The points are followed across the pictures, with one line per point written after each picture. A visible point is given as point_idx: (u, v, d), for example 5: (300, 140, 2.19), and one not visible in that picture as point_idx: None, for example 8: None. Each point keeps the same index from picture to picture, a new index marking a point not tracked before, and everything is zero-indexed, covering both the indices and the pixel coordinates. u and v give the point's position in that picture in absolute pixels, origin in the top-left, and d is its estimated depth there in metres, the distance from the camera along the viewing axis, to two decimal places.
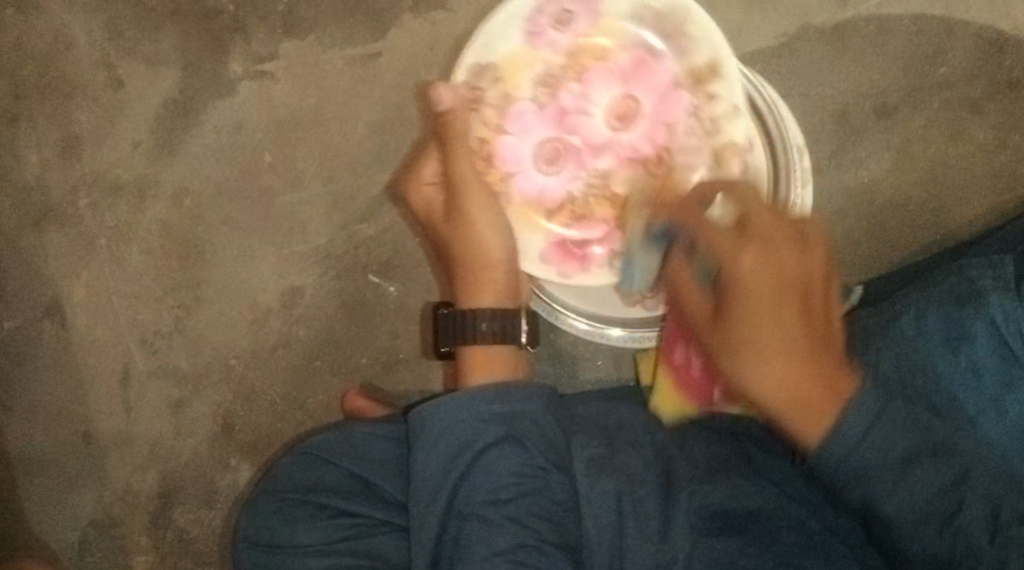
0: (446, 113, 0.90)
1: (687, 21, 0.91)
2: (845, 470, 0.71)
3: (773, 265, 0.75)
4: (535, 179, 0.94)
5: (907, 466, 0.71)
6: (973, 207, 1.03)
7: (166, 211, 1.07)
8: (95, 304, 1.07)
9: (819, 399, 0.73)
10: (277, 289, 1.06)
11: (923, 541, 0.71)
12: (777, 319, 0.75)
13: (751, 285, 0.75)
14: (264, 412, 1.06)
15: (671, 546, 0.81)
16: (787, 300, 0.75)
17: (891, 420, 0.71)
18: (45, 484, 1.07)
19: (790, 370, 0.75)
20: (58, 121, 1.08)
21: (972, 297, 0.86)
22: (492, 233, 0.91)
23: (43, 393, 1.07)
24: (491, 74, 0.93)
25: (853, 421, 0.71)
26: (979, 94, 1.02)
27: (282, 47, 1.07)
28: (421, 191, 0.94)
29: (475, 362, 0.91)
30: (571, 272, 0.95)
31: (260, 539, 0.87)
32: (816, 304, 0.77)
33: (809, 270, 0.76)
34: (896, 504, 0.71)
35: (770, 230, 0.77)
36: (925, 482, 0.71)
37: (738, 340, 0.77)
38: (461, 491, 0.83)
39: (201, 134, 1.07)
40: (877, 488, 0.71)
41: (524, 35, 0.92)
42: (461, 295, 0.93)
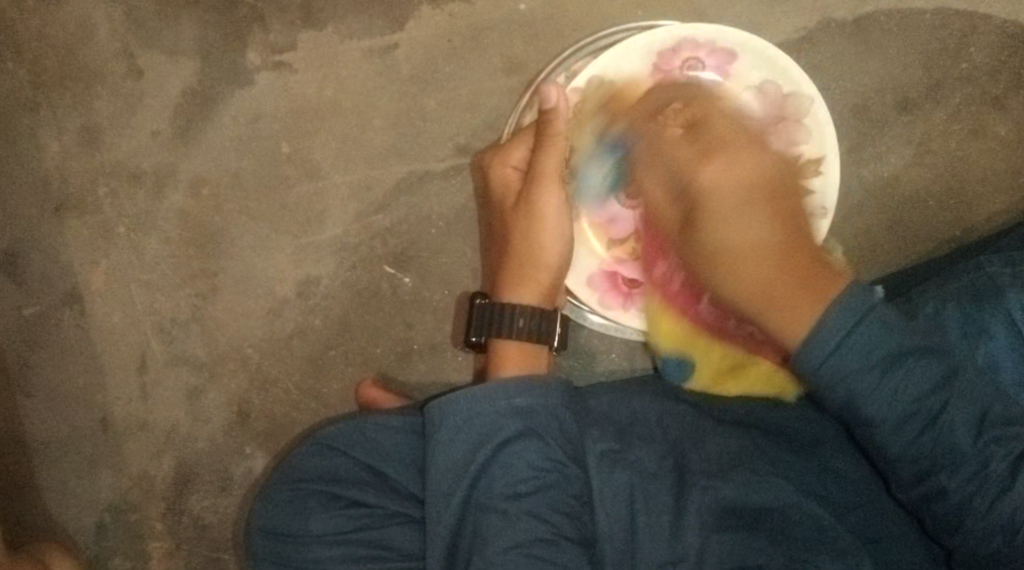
0: (549, 111, 0.88)
1: (808, 112, 0.96)
2: (831, 373, 0.78)
3: (733, 173, 0.87)
4: (607, 207, 0.99)
5: (893, 363, 0.77)
6: (994, 204, 1.02)
7: (185, 200, 1.08)
8: (113, 291, 1.08)
9: (802, 291, 0.82)
10: (293, 279, 1.07)
11: (903, 438, 0.78)
12: (743, 205, 0.86)
13: (718, 187, 0.86)
14: (280, 400, 1.06)
15: (683, 542, 0.81)
16: (758, 191, 0.87)
17: (869, 326, 0.77)
18: (62, 469, 1.08)
19: (763, 250, 0.85)
20: (79, 109, 1.09)
21: (991, 295, 0.87)
22: (553, 237, 0.92)
23: (61, 379, 1.08)
24: (605, 92, 0.97)
25: (832, 325, 0.78)
26: (1001, 89, 1.01)
27: (301, 37, 1.07)
28: (501, 171, 0.94)
29: (509, 354, 0.92)
30: (611, 305, 1.00)
31: (274, 528, 0.88)
32: (785, 197, 0.88)
33: (770, 175, 0.88)
34: (877, 406, 0.78)
35: (727, 140, 0.89)
36: (913, 380, 0.77)
37: (716, 255, 0.86)
38: (479, 483, 0.83)
39: (220, 124, 1.07)
40: (862, 388, 0.77)
41: (651, 68, 0.97)
42: (502, 288, 0.93)
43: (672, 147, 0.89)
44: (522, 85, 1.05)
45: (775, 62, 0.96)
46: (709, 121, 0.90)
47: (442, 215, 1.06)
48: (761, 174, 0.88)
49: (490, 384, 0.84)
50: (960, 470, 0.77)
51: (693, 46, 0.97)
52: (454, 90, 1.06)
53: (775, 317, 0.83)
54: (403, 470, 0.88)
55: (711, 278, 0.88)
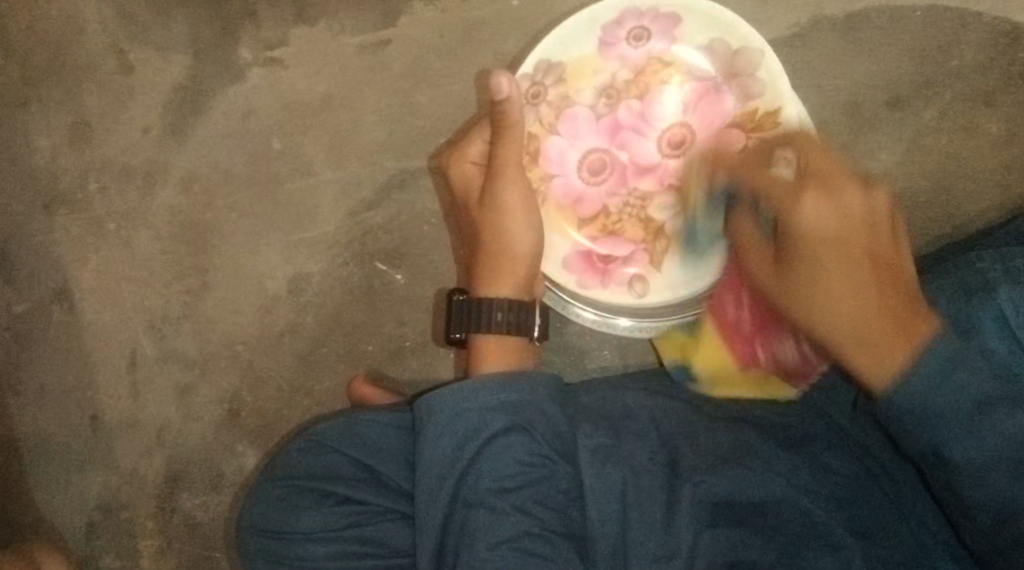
0: (503, 102, 0.85)
1: (761, 65, 0.94)
2: (908, 410, 0.75)
3: (841, 213, 0.80)
4: (574, 187, 0.97)
5: (982, 410, 0.74)
6: (984, 201, 1.02)
7: (175, 196, 1.07)
8: (104, 288, 1.08)
9: (884, 332, 0.78)
10: (284, 275, 1.06)
11: (988, 487, 0.74)
12: (846, 270, 0.80)
13: (818, 230, 0.80)
14: (271, 398, 1.06)
15: (675, 537, 0.81)
16: (847, 253, 0.80)
17: (958, 365, 0.74)
18: (52, 467, 1.07)
19: (857, 314, 0.80)
20: (69, 105, 1.08)
21: (982, 289, 0.87)
22: (524, 226, 0.92)
23: (51, 376, 1.07)
24: (555, 74, 0.96)
25: (923, 367, 0.74)
26: (992, 86, 1.01)
27: (293, 33, 1.07)
28: (462, 166, 0.94)
29: (490, 349, 0.91)
30: (589, 285, 0.97)
31: (264, 526, 0.87)
32: (883, 240, 0.82)
33: (874, 209, 0.81)
34: (964, 452, 0.74)
35: (828, 175, 0.82)
36: (1001, 430, 0.73)
37: (802, 285, 0.83)
38: (467, 479, 0.82)
39: (211, 120, 1.07)
40: (947, 430, 0.74)
41: (597, 43, 0.96)
42: (479, 283, 0.93)
43: (777, 190, 0.82)
44: None
45: (717, 19, 0.94)
46: (808, 158, 0.83)
47: (434, 211, 1.05)
48: (861, 216, 0.81)
49: (474, 380, 0.84)
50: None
51: (637, 16, 0.95)
52: (446, 86, 1.05)
53: (863, 361, 0.79)
54: (393, 466, 0.88)
55: (806, 311, 0.83)
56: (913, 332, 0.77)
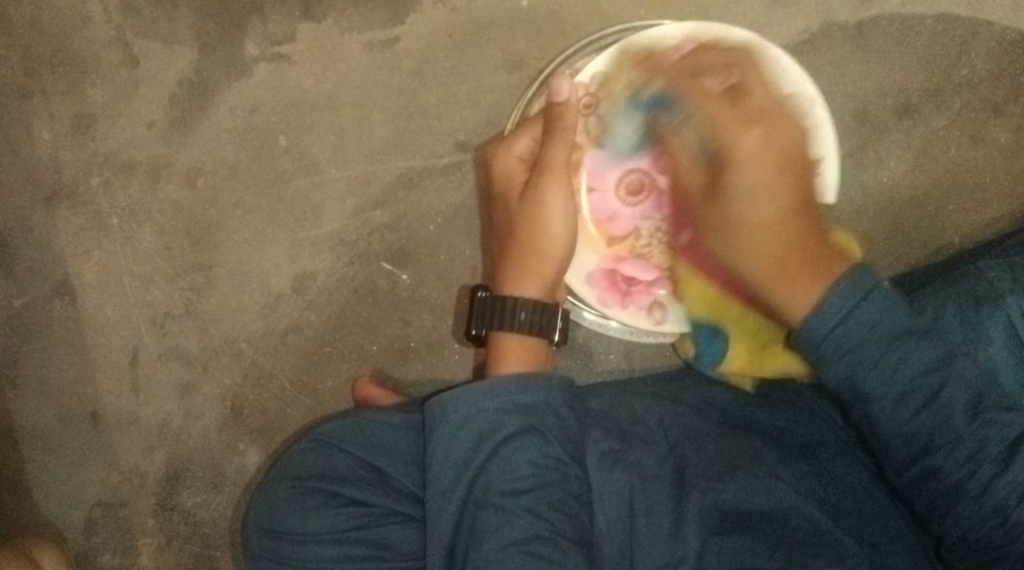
0: (559, 104, 0.88)
1: (810, 115, 0.92)
2: (830, 342, 0.76)
3: (769, 146, 0.82)
4: (608, 205, 0.98)
5: (895, 340, 0.76)
6: (992, 210, 1.02)
7: (179, 191, 1.06)
8: (105, 283, 1.07)
9: (804, 273, 0.81)
10: (288, 273, 1.06)
11: (902, 416, 0.76)
12: (767, 239, 0.83)
13: (750, 166, 0.82)
14: (274, 396, 1.05)
15: (682, 543, 0.81)
16: (780, 222, 0.83)
17: (873, 304, 0.76)
18: (51, 462, 1.06)
19: (771, 224, 0.83)
20: (72, 98, 1.07)
21: (990, 298, 0.88)
22: (560, 230, 0.91)
23: (51, 371, 1.06)
24: (608, 90, 0.95)
25: (840, 295, 0.76)
26: (1001, 96, 1.02)
27: (299, 29, 1.06)
28: (505, 160, 0.92)
29: (511, 350, 0.90)
30: (609, 303, 0.98)
31: (270, 526, 0.87)
32: (812, 225, 0.84)
33: (783, 150, 0.82)
34: (877, 379, 0.76)
35: (732, 141, 0.82)
36: (917, 356, 0.76)
37: (732, 220, 0.84)
38: (479, 481, 0.82)
39: (216, 115, 1.06)
40: (862, 364, 0.76)
41: (655, 66, 0.94)
42: (507, 282, 0.92)
43: (722, 112, 0.83)
44: (524, 82, 1.04)
45: (780, 64, 0.92)
46: (753, 91, 0.85)
47: (441, 211, 1.05)
48: (795, 157, 0.83)
49: (491, 380, 0.84)
50: (954, 451, 0.76)
51: (701, 43, 0.93)
52: (454, 85, 1.05)
53: (784, 300, 0.82)
54: (401, 468, 0.87)
55: (737, 258, 0.85)
56: (828, 270, 0.81)
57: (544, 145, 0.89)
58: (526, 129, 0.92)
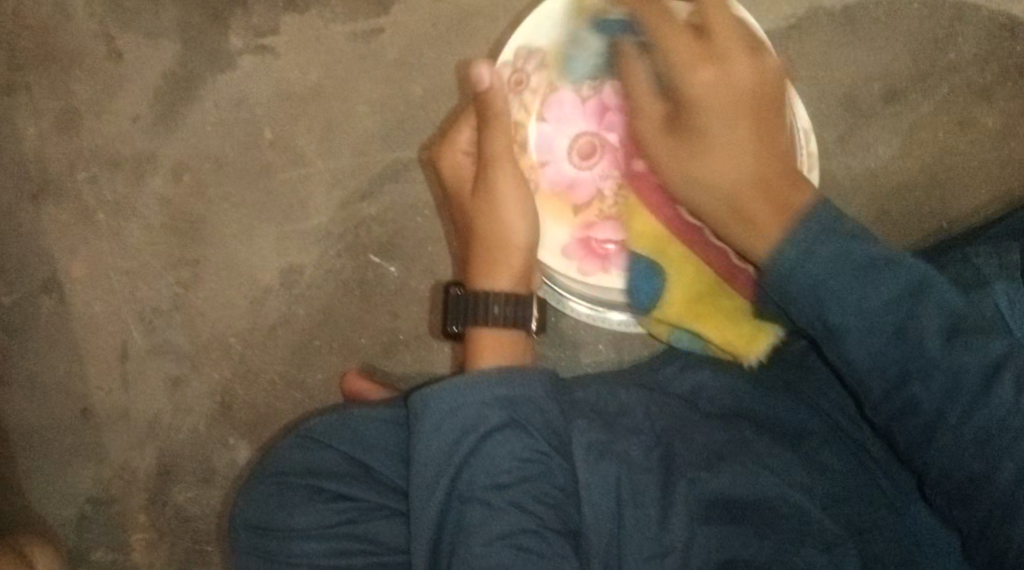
0: (486, 93, 0.88)
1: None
2: (799, 280, 0.74)
3: (759, 80, 0.80)
4: (565, 173, 0.93)
5: (865, 270, 0.73)
6: (980, 196, 1.01)
7: (165, 186, 1.06)
8: (93, 279, 1.06)
9: (763, 211, 0.79)
10: (276, 267, 1.05)
11: (875, 345, 0.73)
12: (731, 130, 0.80)
13: (710, 99, 0.79)
14: (264, 390, 1.05)
15: (671, 534, 0.81)
16: (740, 115, 0.80)
17: (828, 240, 0.74)
18: (42, 459, 1.06)
19: (737, 173, 0.80)
20: (56, 93, 1.07)
21: (976, 285, 0.88)
22: (517, 217, 0.91)
23: (41, 368, 1.06)
24: (538, 59, 0.93)
25: (800, 236, 0.74)
26: (989, 80, 1.01)
27: (283, 21, 1.05)
28: (453, 157, 0.94)
29: (486, 344, 0.91)
30: (591, 271, 0.94)
31: (255, 522, 0.87)
32: (778, 149, 0.82)
33: (762, 79, 0.80)
34: (844, 312, 0.73)
35: (722, 32, 0.80)
36: (884, 286, 0.73)
37: (696, 150, 0.81)
38: (462, 475, 0.82)
39: (201, 109, 1.05)
40: (830, 300, 0.73)
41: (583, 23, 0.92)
42: (477, 277, 0.92)
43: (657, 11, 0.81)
44: None
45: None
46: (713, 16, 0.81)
47: (428, 203, 1.04)
48: (743, 88, 0.80)
49: (470, 375, 0.84)
50: (933, 380, 0.73)
51: None
52: (439, 76, 1.04)
53: (738, 236, 0.81)
54: (386, 463, 0.87)
55: (686, 183, 0.82)
56: (789, 205, 0.79)
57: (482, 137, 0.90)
58: (464, 124, 0.94)
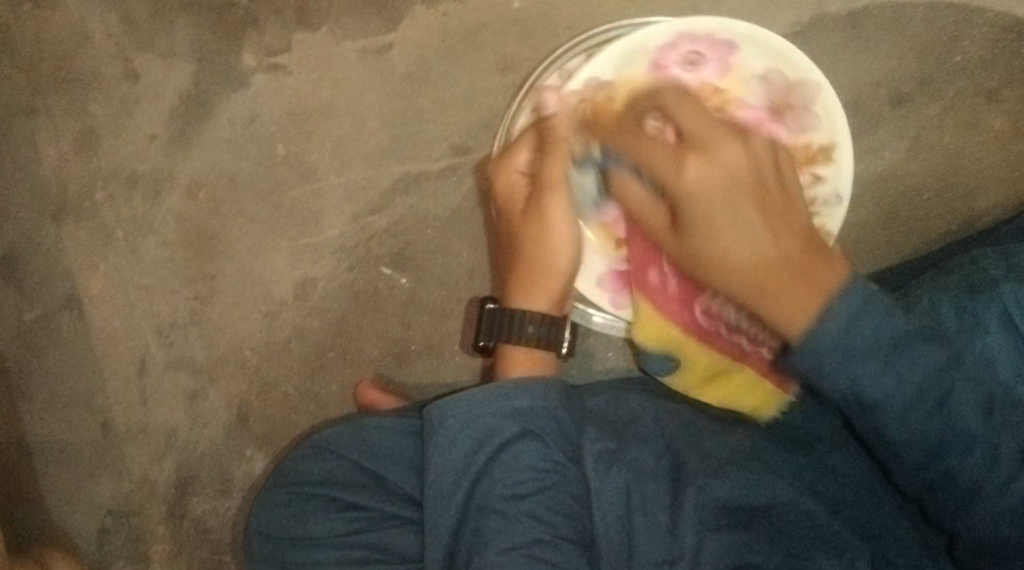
0: (549, 117, 0.90)
1: (817, 99, 0.92)
2: (836, 355, 0.75)
3: (723, 170, 0.82)
4: (616, 206, 0.94)
5: (896, 347, 0.76)
6: (989, 196, 1.01)
7: (181, 203, 1.08)
8: (112, 295, 1.09)
9: (800, 296, 0.79)
10: (289, 281, 1.07)
11: (910, 423, 0.76)
12: (733, 208, 0.82)
13: (703, 193, 0.82)
14: (279, 402, 1.07)
15: (680, 540, 0.81)
16: (743, 199, 0.82)
17: (871, 313, 0.76)
18: (64, 473, 1.08)
19: (743, 250, 0.82)
20: (75, 115, 1.09)
21: (985, 289, 0.88)
22: (567, 249, 0.91)
23: (62, 383, 1.08)
24: (605, 93, 0.91)
25: (835, 314, 0.76)
26: (996, 82, 1.01)
27: (294, 39, 1.07)
28: (506, 175, 0.92)
29: (518, 360, 0.93)
30: (623, 305, 0.96)
31: (270, 530, 0.89)
32: (773, 197, 0.83)
33: (747, 172, 0.83)
34: (882, 390, 0.75)
35: (706, 129, 0.84)
36: (916, 360, 0.76)
37: (709, 260, 0.83)
38: (479, 485, 0.83)
39: (216, 127, 1.07)
40: (866, 377, 0.75)
41: (649, 64, 0.92)
42: (516, 296, 0.93)
43: (692, 112, 0.85)
44: (517, 84, 1.05)
45: (776, 48, 0.92)
46: (683, 118, 0.85)
47: (438, 215, 1.06)
48: (745, 177, 0.83)
49: (490, 386, 0.85)
50: (970, 454, 0.76)
51: (693, 40, 0.92)
52: (447, 90, 1.06)
53: (774, 307, 0.80)
54: (400, 473, 0.88)
55: (710, 245, 0.83)
56: (821, 285, 0.79)
57: (542, 162, 0.89)
58: (522, 143, 0.91)
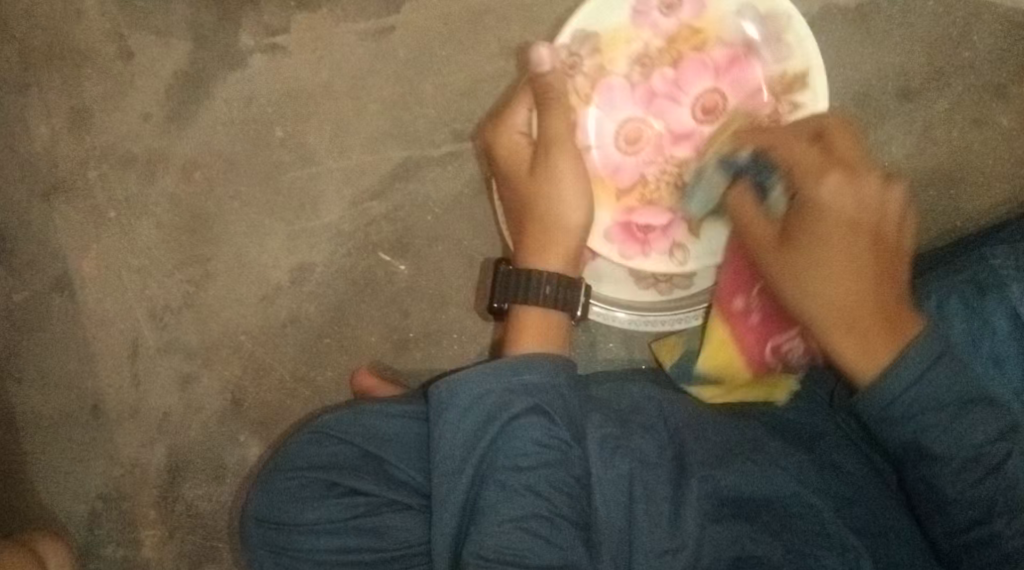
0: (545, 77, 0.89)
1: (789, 29, 0.92)
2: (902, 406, 0.74)
3: (859, 197, 0.80)
4: (612, 157, 0.94)
5: (964, 407, 0.74)
6: (994, 195, 1.01)
7: (176, 184, 1.06)
8: (104, 277, 1.07)
9: (882, 337, 0.77)
10: (285, 265, 1.05)
11: (963, 483, 0.74)
12: (845, 245, 0.80)
13: (834, 208, 0.80)
14: (274, 388, 1.05)
15: (681, 531, 0.80)
16: (858, 239, 0.80)
17: (943, 373, 0.74)
18: (53, 456, 1.07)
19: (856, 255, 0.80)
20: (68, 91, 1.07)
21: (993, 287, 0.87)
22: (575, 196, 0.90)
23: (52, 364, 1.07)
24: (591, 44, 0.93)
25: (908, 364, 0.74)
26: (1003, 78, 1.00)
27: (294, 20, 1.05)
28: (509, 138, 0.91)
29: (531, 323, 0.90)
30: (631, 254, 0.95)
31: (266, 516, 0.87)
32: (891, 239, 0.81)
33: (887, 204, 0.81)
34: (945, 443, 0.74)
35: (847, 154, 0.82)
36: (979, 425, 0.74)
37: (805, 271, 0.80)
38: (486, 458, 0.81)
39: (213, 107, 1.06)
40: (929, 428, 0.74)
41: (630, 11, 0.93)
42: (527, 256, 0.91)
43: (785, 141, 0.84)
44: (520, 69, 1.04)
45: None
46: (838, 142, 0.83)
47: (439, 201, 1.04)
48: (870, 207, 0.80)
49: (501, 360, 0.84)
50: (1017, 519, 0.73)
51: None
52: (450, 75, 1.04)
53: (847, 350, 0.79)
54: (400, 459, 0.87)
55: (800, 294, 0.81)
56: (903, 340, 0.77)
57: (542, 119, 0.88)
58: (520, 103, 0.91)
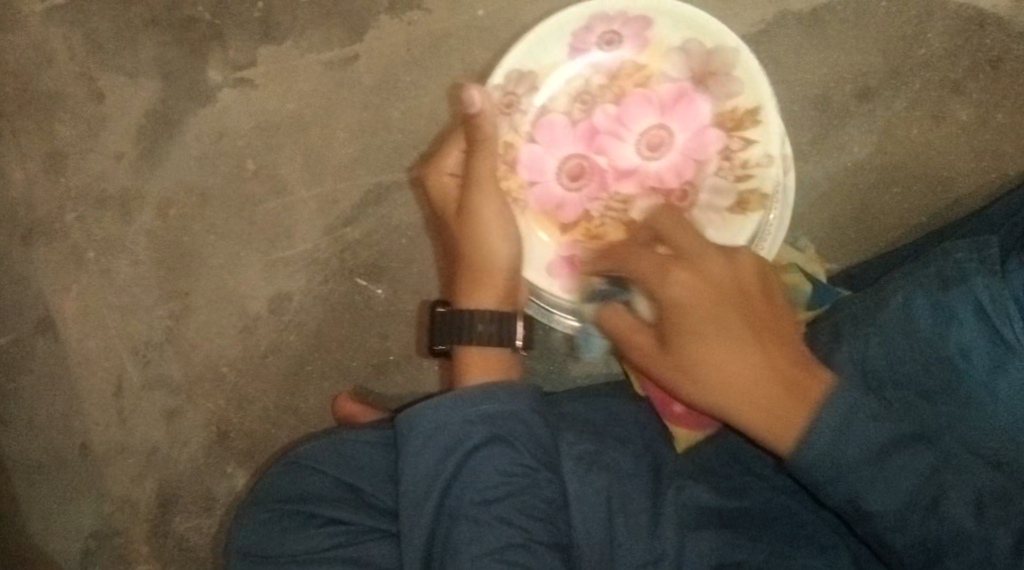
0: (475, 116, 0.88)
1: (736, 63, 0.92)
2: (825, 467, 0.71)
3: (711, 280, 0.81)
4: (554, 193, 0.94)
5: (885, 454, 0.70)
6: (959, 189, 1.02)
7: (153, 222, 1.07)
8: (86, 317, 1.08)
9: (783, 401, 0.75)
10: (264, 295, 1.07)
11: (908, 531, 0.70)
12: (718, 324, 0.79)
13: (689, 302, 0.80)
14: (259, 418, 1.06)
15: (660, 542, 0.81)
16: (726, 310, 0.79)
17: (860, 424, 0.70)
18: (45, 496, 1.08)
19: (728, 295, 0.80)
20: (42, 135, 1.09)
21: (956, 280, 0.83)
22: (501, 238, 0.91)
23: (39, 406, 1.08)
24: (527, 83, 0.93)
25: (825, 414, 0.71)
26: (959, 74, 1.02)
27: (260, 53, 1.06)
28: (439, 179, 0.93)
29: (472, 361, 0.90)
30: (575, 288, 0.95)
31: (250, 549, 0.87)
32: (761, 307, 0.81)
33: (735, 278, 0.81)
34: (880, 500, 0.70)
35: (694, 248, 0.83)
36: (908, 468, 0.70)
37: (705, 369, 0.79)
38: (450, 491, 0.81)
39: (184, 144, 1.07)
40: (861, 483, 0.70)
41: (568, 49, 0.94)
42: (461, 295, 0.92)
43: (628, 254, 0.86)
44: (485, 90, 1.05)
45: (690, 19, 0.92)
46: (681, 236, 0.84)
47: (411, 224, 1.06)
48: (735, 284, 0.81)
49: (456, 391, 0.84)
50: (966, 555, 0.69)
51: (606, 21, 0.93)
52: (416, 99, 1.05)
53: (758, 429, 0.76)
54: (376, 486, 0.89)
55: (700, 385, 0.80)
56: (809, 398, 0.74)
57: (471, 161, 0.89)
58: (453, 146, 0.93)
